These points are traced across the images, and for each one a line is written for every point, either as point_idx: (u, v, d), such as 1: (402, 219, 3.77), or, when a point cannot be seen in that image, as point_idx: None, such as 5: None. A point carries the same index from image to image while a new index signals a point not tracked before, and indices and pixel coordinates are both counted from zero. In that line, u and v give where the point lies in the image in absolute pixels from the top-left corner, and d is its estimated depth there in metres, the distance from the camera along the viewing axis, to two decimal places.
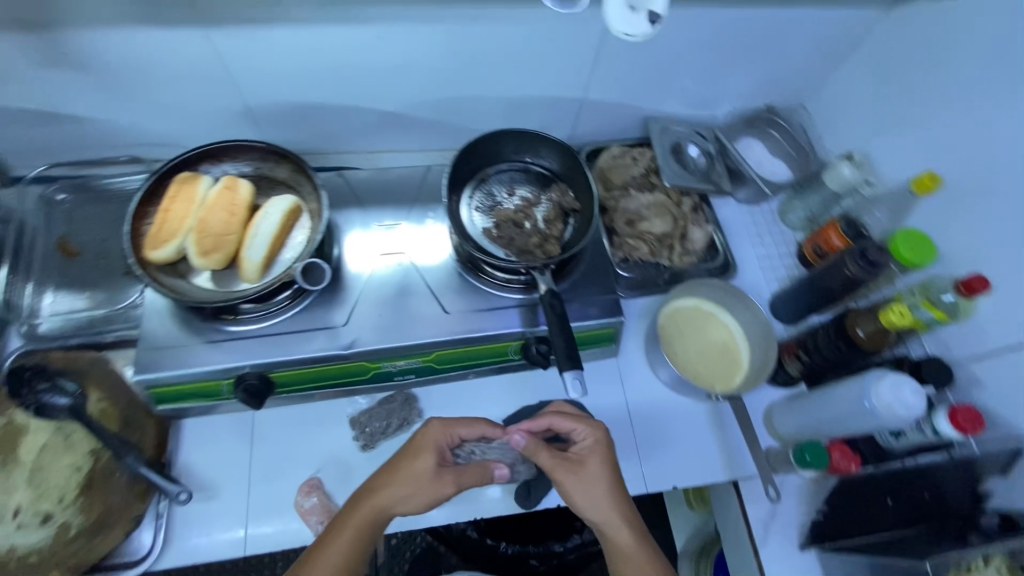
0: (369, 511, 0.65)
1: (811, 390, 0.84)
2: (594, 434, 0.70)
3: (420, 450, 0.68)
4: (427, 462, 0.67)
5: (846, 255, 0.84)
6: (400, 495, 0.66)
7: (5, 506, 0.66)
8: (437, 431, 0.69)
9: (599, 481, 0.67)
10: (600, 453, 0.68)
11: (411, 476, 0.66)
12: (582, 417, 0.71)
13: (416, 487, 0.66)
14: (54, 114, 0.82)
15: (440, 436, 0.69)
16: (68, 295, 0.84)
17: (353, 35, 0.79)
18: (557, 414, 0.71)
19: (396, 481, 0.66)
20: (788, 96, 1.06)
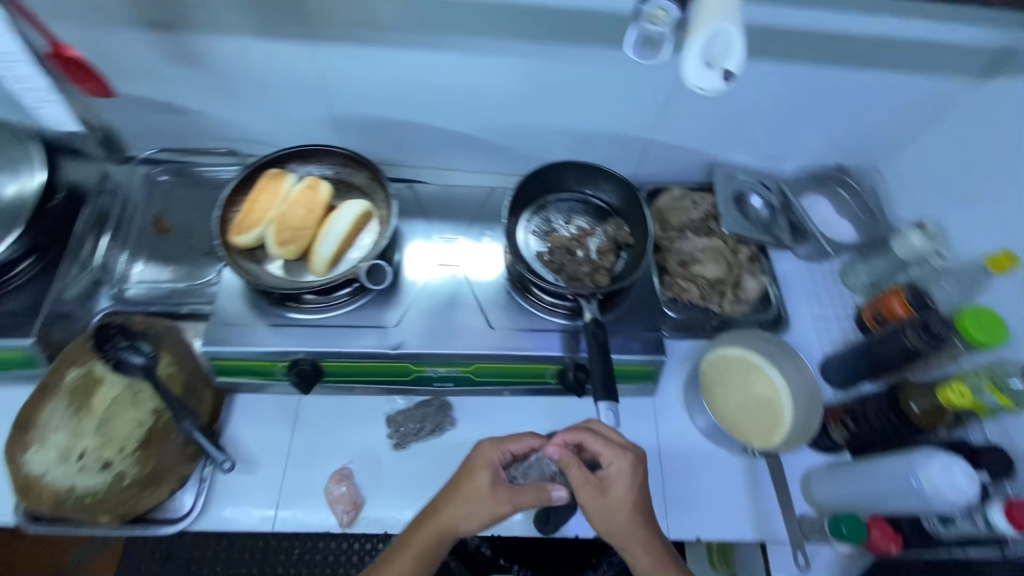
0: (435, 529, 0.67)
1: (855, 461, 0.80)
2: (624, 463, 0.68)
3: (477, 469, 0.69)
4: (483, 482, 0.67)
5: (907, 325, 0.81)
6: (461, 514, 0.67)
7: (75, 447, 0.73)
8: (490, 450, 0.70)
9: (622, 509, 0.67)
10: (627, 483, 0.67)
11: (468, 495, 0.67)
12: (611, 442, 0.69)
13: (475, 508, 0.67)
14: (171, 105, 0.93)
15: (494, 455, 0.70)
16: (155, 267, 0.92)
17: (441, 59, 0.85)
18: (588, 433, 0.69)
19: (457, 500, 0.67)
20: (861, 158, 1.04)
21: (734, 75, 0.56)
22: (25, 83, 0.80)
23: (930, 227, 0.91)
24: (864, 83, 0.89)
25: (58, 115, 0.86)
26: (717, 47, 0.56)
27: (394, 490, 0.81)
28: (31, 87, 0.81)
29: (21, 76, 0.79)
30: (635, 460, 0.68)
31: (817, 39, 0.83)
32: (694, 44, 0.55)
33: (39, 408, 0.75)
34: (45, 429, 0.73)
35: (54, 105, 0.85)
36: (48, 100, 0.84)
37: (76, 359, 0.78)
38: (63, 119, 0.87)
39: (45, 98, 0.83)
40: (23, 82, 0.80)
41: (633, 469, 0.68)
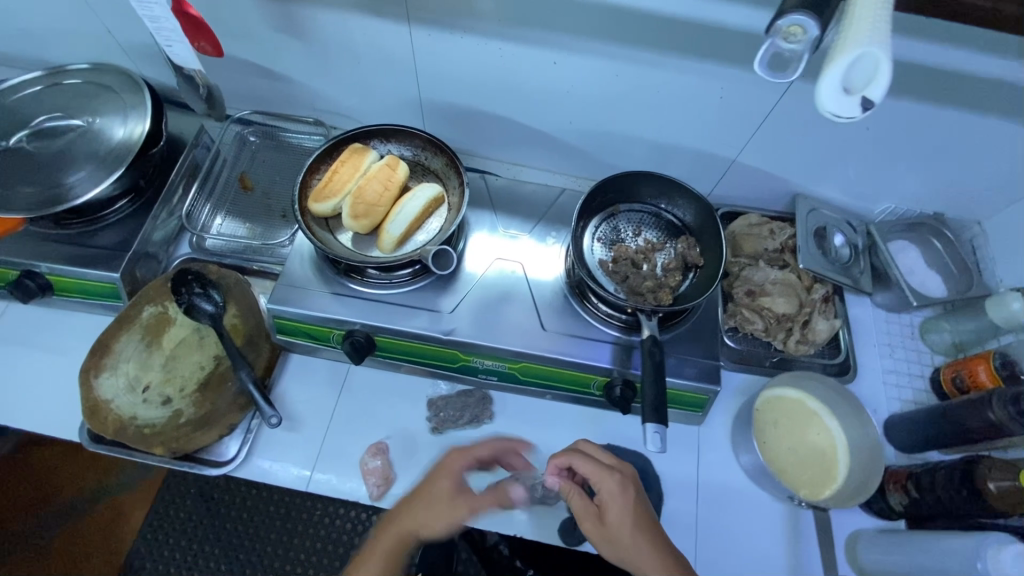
0: (399, 535, 0.70)
1: (909, 531, 0.75)
2: (612, 485, 0.68)
3: (438, 477, 0.72)
4: (445, 488, 0.71)
5: (994, 396, 0.73)
6: (423, 519, 0.69)
7: (140, 380, 0.78)
8: (453, 460, 0.73)
9: (624, 535, 0.65)
10: (620, 506, 0.67)
11: (427, 502, 0.70)
12: (600, 465, 0.69)
13: (438, 516, 0.69)
14: (270, 70, 0.97)
15: (456, 465, 0.72)
16: (233, 222, 0.96)
17: (534, 54, 0.85)
18: (575, 455, 0.69)
19: (416, 509, 0.70)
20: (963, 209, 0.96)
21: (874, 103, 0.45)
22: (158, 18, 0.76)
23: None
24: (984, 132, 0.82)
25: (185, 56, 0.80)
26: (859, 70, 0.44)
27: (425, 473, 0.82)
28: (164, 26, 0.77)
29: (155, 14, 0.75)
30: (623, 479, 0.68)
31: (943, 80, 0.76)
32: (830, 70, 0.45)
33: (114, 337, 0.80)
34: (119, 357, 0.79)
35: (182, 45, 0.79)
36: (178, 39, 0.79)
37: (153, 297, 0.83)
38: (189, 59, 0.81)
39: (176, 39, 0.79)
40: (158, 21, 0.76)
41: (623, 490, 0.68)
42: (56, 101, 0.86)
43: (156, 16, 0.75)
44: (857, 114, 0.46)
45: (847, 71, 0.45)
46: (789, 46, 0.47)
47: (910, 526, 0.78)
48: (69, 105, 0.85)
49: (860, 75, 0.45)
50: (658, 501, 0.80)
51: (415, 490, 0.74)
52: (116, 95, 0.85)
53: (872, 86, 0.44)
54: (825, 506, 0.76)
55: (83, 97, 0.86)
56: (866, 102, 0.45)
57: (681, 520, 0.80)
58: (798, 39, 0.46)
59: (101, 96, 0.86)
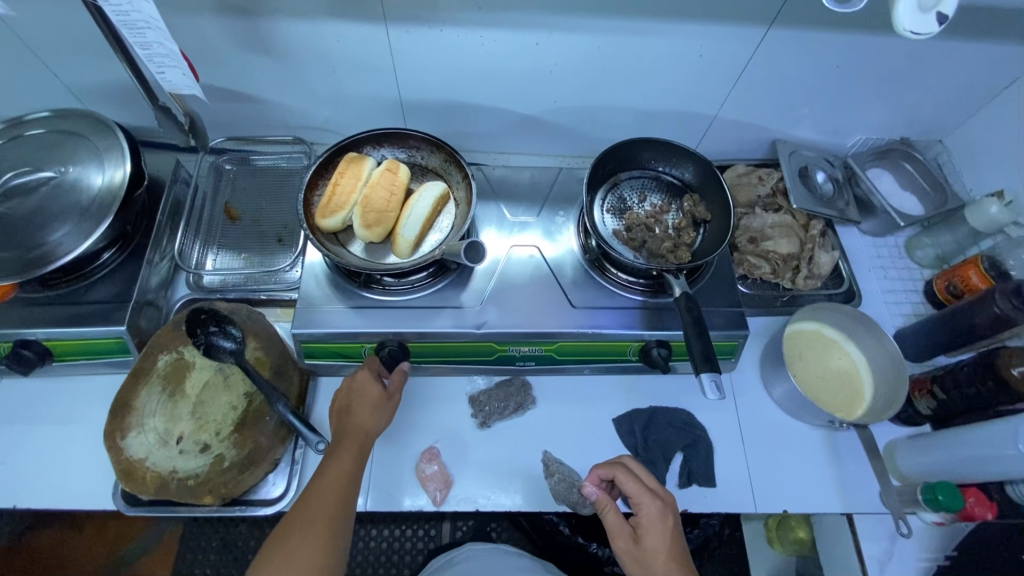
0: (354, 441, 0.71)
1: (940, 430, 0.81)
2: (654, 510, 0.67)
3: (361, 380, 0.76)
4: (375, 388, 0.76)
5: (996, 292, 0.79)
6: (380, 419, 0.74)
7: (172, 431, 0.74)
8: (365, 368, 0.77)
9: (658, 561, 0.64)
10: (658, 532, 0.66)
11: (368, 404, 0.74)
12: (644, 489, 0.68)
13: (382, 412, 0.75)
14: (241, 93, 0.93)
15: (370, 371, 0.77)
16: (227, 255, 0.92)
17: (516, 38, 0.85)
18: (621, 470, 0.68)
19: (358, 413, 0.74)
20: (925, 132, 1.04)
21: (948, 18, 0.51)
22: (150, 45, 0.71)
23: (1008, 195, 0.91)
24: (943, 54, 0.88)
25: (178, 80, 0.77)
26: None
27: (480, 470, 0.81)
28: (157, 52, 0.73)
29: (147, 40, 0.71)
30: (665, 507, 0.67)
31: None
32: None
33: (133, 393, 0.76)
34: (143, 413, 0.75)
35: (175, 70, 0.76)
36: (172, 64, 0.75)
37: (166, 345, 0.79)
38: (182, 83, 0.78)
39: (169, 64, 0.75)
40: (150, 47, 0.72)
41: (662, 516, 0.67)
42: (19, 155, 0.79)
43: (148, 42, 0.71)
44: (935, 32, 0.52)
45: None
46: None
47: (935, 427, 0.84)
48: (33, 159, 0.79)
49: None
50: (708, 449, 0.83)
51: (338, 404, 0.76)
52: (86, 140, 0.80)
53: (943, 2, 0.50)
54: (863, 423, 0.81)
55: (49, 147, 0.80)
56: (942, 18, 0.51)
57: (733, 465, 0.83)
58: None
59: (69, 144, 0.80)
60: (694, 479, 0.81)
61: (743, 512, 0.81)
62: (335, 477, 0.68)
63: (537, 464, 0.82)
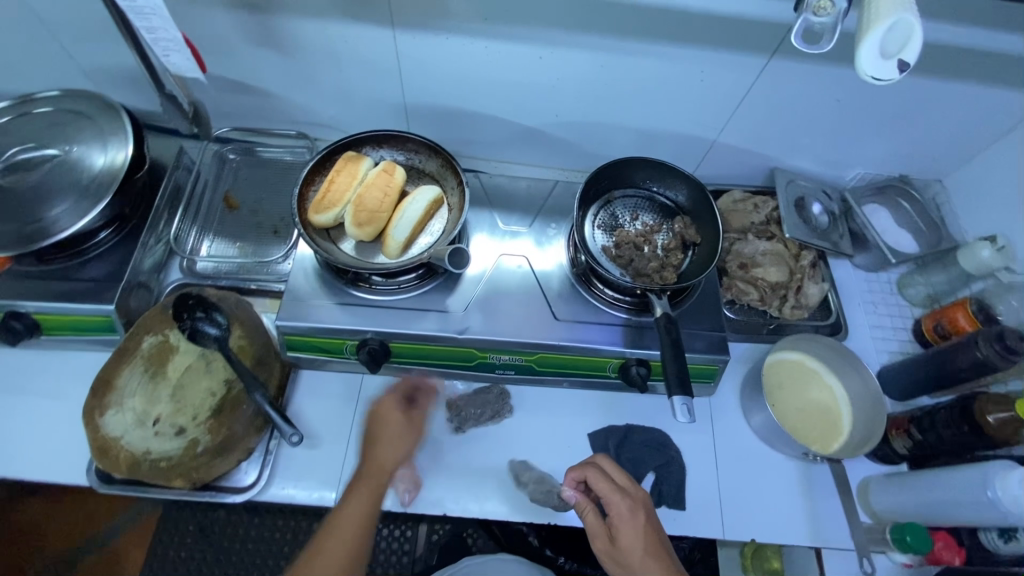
0: (376, 475, 0.70)
1: (918, 471, 0.80)
2: (622, 508, 0.67)
3: (384, 410, 0.77)
4: (394, 418, 0.76)
5: (980, 336, 0.79)
6: (397, 453, 0.72)
7: (149, 413, 0.75)
8: (391, 396, 0.78)
9: (633, 559, 0.65)
10: (629, 528, 0.66)
11: (395, 435, 0.74)
12: (613, 486, 0.69)
13: (399, 445, 0.73)
14: (249, 86, 0.95)
15: (393, 398, 0.78)
16: (223, 244, 0.94)
17: (520, 50, 0.86)
18: (589, 469, 0.70)
19: (379, 441, 0.73)
20: (926, 170, 1.04)
21: (910, 68, 0.47)
22: (156, 29, 0.75)
23: (1000, 240, 0.92)
24: (945, 95, 0.88)
25: (183, 63, 0.81)
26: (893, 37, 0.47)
27: (452, 474, 0.82)
28: (162, 36, 0.76)
29: (152, 25, 0.74)
30: (634, 504, 0.68)
31: None
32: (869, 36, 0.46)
33: (115, 372, 0.77)
34: (123, 392, 0.76)
35: (180, 53, 0.79)
36: (176, 48, 0.78)
37: (152, 327, 0.80)
38: (187, 66, 0.82)
39: (174, 48, 0.78)
40: (155, 31, 0.75)
41: (632, 512, 0.67)
42: (25, 131, 0.81)
43: (154, 27, 0.75)
44: (896, 79, 0.48)
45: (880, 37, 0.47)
46: (819, 21, 0.50)
47: (912, 468, 0.84)
48: (41, 135, 0.81)
49: (895, 39, 0.46)
50: (681, 471, 0.83)
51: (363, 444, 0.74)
52: (91, 120, 0.82)
53: (908, 48, 0.46)
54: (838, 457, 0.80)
55: (55, 125, 0.82)
56: (903, 66, 0.47)
57: (705, 490, 0.83)
58: (827, 13, 0.50)
59: (75, 124, 0.82)
60: (663, 500, 0.81)
61: (710, 537, 0.81)
62: (351, 517, 0.66)
63: (509, 472, 0.83)
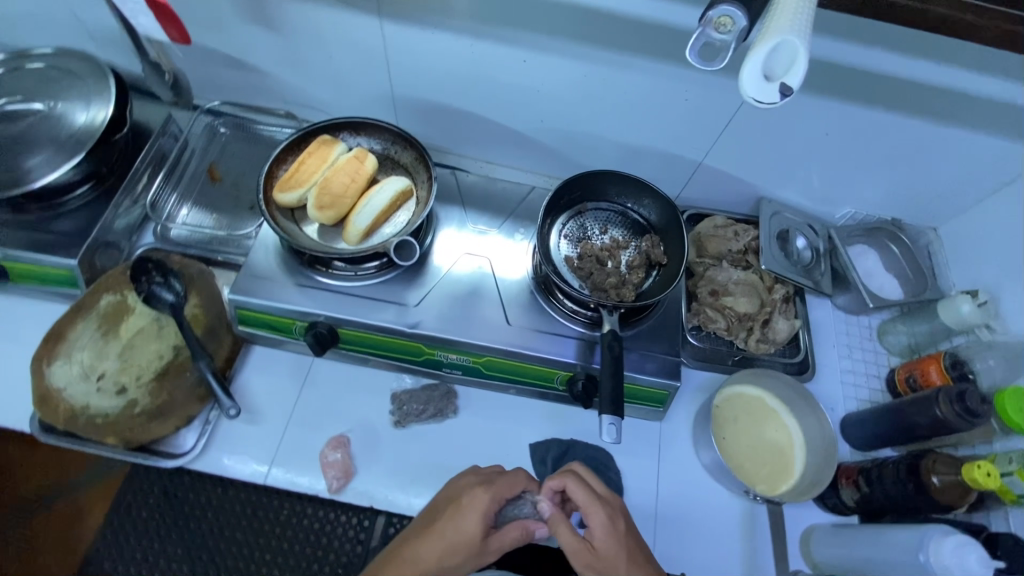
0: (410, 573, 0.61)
1: (864, 525, 0.77)
2: (603, 517, 0.64)
3: (468, 510, 0.64)
4: (474, 529, 0.62)
5: (940, 393, 0.76)
6: (442, 560, 0.62)
7: (95, 368, 0.77)
8: (484, 497, 0.64)
9: (618, 567, 0.62)
10: (612, 538, 0.63)
11: (457, 538, 0.62)
12: (596, 497, 0.65)
13: (452, 556, 0.62)
14: (242, 62, 0.96)
15: (487, 498, 0.64)
16: (199, 213, 0.95)
17: (504, 52, 0.86)
18: (570, 477, 0.66)
19: (433, 539, 0.63)
20: (920, 216, 1.00)
21: (792, 92, 0.46)
22: None
23: (983, 295, 0.87)
24: (939, 140, 0.85)
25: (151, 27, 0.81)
26: (779, 57, 0.46)
27: (386, 467, 0.81)
28: None
29: None
30: (614, 512, 0.65)
31: (895, 87, 0.79)
32: (757, 53, 0.45)
33: (70, 325, 0.79)
34: (73, 345, 0.78)
35: None
36: None
37: (112, 286, 0.82)
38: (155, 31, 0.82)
39: None
40: None
41: (612, 521, 0.65)
42: (17, 84, 0.84)
43: None
44: (775, 103, 0.48)
45: (767, 58, 0.46)
46: (719, 38, 0.47)
47: (863, 521, 0.80)
48: (31, 89, 0.84)
49: (780, 62, 0.46)
50: (617, 494, 0.81)
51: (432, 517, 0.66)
52: (79, 79, 0.84)
53: (792, 72, 0.46)
54: (780, 500, 0.78)
55: (45, 81, 0.85)
56: (785, 90, 0.47)
57: (640, 516, 0.81)
58: (728, 31, 0.46)
59: (64, 81, 0.84)
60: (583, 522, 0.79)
61: None
62: None
63: (443, 472, 0.82)
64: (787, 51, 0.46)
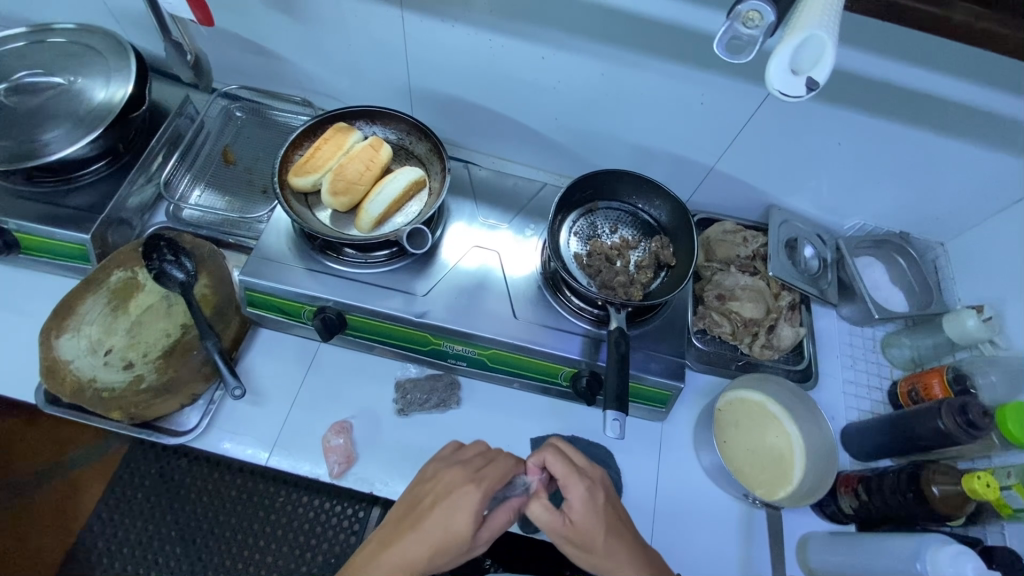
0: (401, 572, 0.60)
1: (861, 533, 0.77)
2: (581, 491, 0.63)
3: (456, 509, 0.61)
4: (464, 529, 0.60)
5: (944, 406, 0.76)
6: (431, 556, 0.60)
7: (103, 343, 0.77)
8: (474, 495, 0.62)
9: (596, 542, 0.62)
10: (589, 510, 0.63)
11: (447, 530, 0.61)
12: (574, 473, 0.64)
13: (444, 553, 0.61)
14: (260, 47, 0.97)
15: (477, 498, 0.62)
16: (212, 195, 0.95)
17: (522, 47, 0.87)
18: (547, 451, 0.65)
19: (419, 536, 0.61)
20: (928, 230, 1.00)
21: (818, 86, 0.47)
22: None
23: (987, 312, 0.88)
24: (951, 154, 0.85)
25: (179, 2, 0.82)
26: (806, 54, 0.46)
27: (387, 455, 0.82)
28: None
29: None
30: (592, 486, 0.64)
31: (912, 100, 0.79)
32: (784, 49, 0.46)
33: (80, 299, 0.79)
34: (82, 318, 0.78)
35: None
36: None
37: (124, 262, 0.82)
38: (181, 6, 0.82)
39: None
40: None
41: (591, 494, 0.64)
42: (37, 57, 0.85)
43: None
44: (802, 97, 0.48)
45: (794, 54, 0.46)
46: (748, 33, 0.47)
47: (859, 529, 0.80)
48: (52, 63, 0.84)
49: (808, 57, 0.46)
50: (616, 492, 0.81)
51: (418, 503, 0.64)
52: (100, 55, 0.85)
53: (817, 70, 0.46)
54: (778, 505, 0.78)
55: (65, 56, 0.85)
56: (812, 85, 0.47)
57: (638, 516, 0.81)
58: (756, 25, 0.47)
59: (84, 57, 0.85)
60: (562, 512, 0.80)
61: None
62: None
63: None
64: (816, 47, 0.46)
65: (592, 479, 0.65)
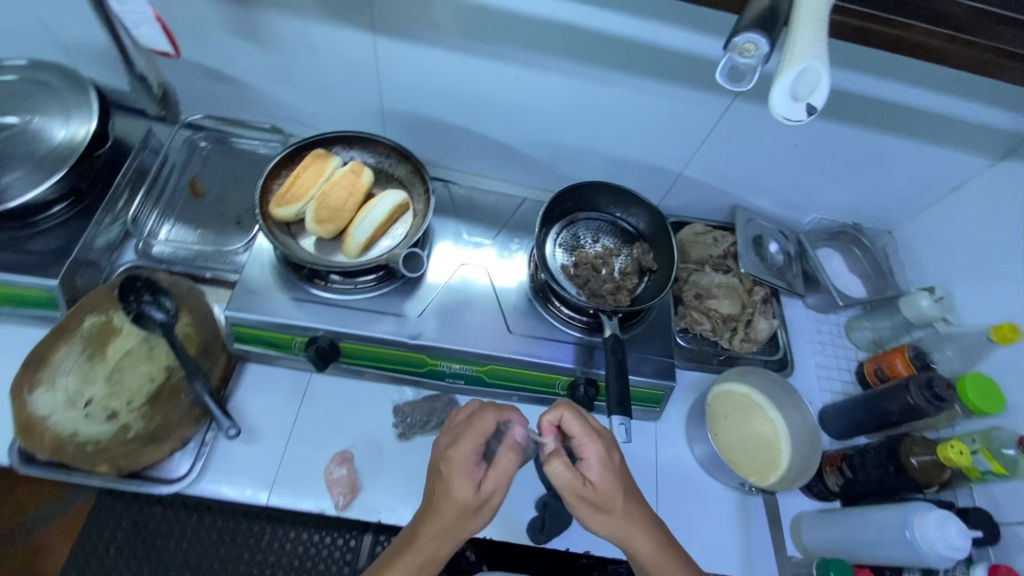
0: (418, 555, 0.61)
1: (847, 507, 0.83)
2: (598, 451, 0.64)
3: (452, 477, 0.61)
4: (465, 493, 0.60)
5: (911, 382, 0.83)
6: (443, 527, 0.61)
7: (81, 394, 0.73)
8: (462, 457, 0.61)
9: (615, 502, 0.63)
10: (606, 469, 0.64)
11: (454, 500, 0.60)
12: (593, 432, 0.65)
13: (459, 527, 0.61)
14: (225, 75, 0.94)
15: (467, 462, 0.61)
16: (183, 229, 0.92)
17: (496, 67, 0.89)
18: (568, 410, 0.65)
19: (439, 516, 0.61)
20: (878, 220, 1.09)
21: (817, 110, 0.51)
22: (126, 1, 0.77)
23: (939, 291, 0.96)
24: (895, 151, 0.93)
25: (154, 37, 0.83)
26: (803, 81, 0.51)
27: (391, 480, 0.81)
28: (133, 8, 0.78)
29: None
30: (609, 446, 0.65)
31: (859, 105, 0.86)
32: (784, 78, 0.50)
33: (51, 349, 0.75)
34: (56, 370, 0.74)
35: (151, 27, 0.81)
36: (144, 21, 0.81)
37: (96, 306, 0.78)
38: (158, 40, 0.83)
39: (144, 21, 0.80)
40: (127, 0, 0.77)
41: (608, 452, 0.65)
42: None
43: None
44: (803, 121, 0.52)
45: (793, 81, 0.50)
46: (744, 62, 0.50)
47: (844, 504, 0.86)
48: (4, 103, 0.80)
49: (804, 84, 0.51)
50: None
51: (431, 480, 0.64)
52: (57, 92, 0.81)
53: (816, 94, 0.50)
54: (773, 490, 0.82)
55: (17, 95, 0.81)
56: (811, 109, 0.51)
57: None
58: (752, 55, 0.50)
59: (38, 94, 0.81)
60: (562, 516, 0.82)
61: None
62: None
63: None
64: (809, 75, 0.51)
65: (606, 436, 0.66)
